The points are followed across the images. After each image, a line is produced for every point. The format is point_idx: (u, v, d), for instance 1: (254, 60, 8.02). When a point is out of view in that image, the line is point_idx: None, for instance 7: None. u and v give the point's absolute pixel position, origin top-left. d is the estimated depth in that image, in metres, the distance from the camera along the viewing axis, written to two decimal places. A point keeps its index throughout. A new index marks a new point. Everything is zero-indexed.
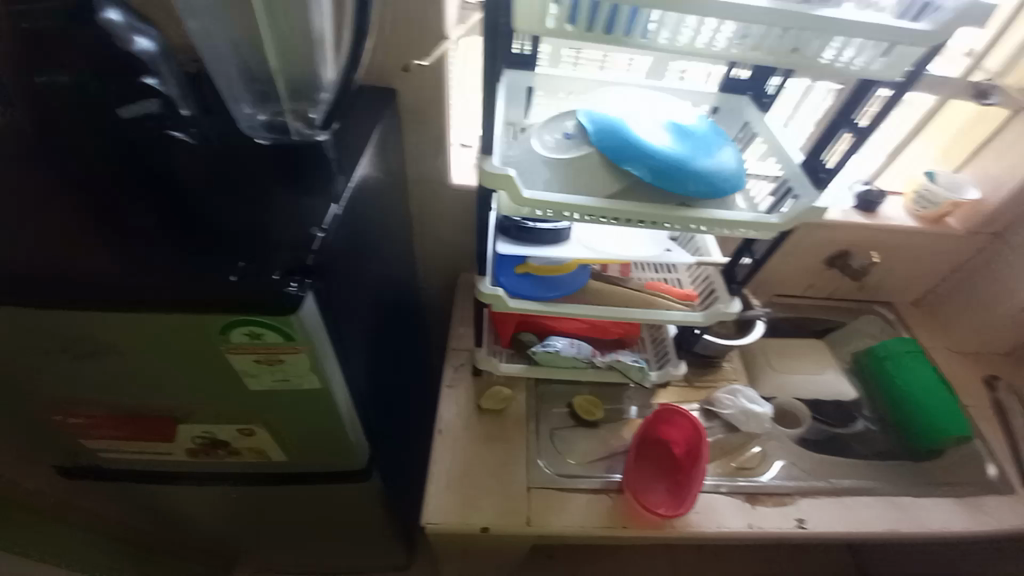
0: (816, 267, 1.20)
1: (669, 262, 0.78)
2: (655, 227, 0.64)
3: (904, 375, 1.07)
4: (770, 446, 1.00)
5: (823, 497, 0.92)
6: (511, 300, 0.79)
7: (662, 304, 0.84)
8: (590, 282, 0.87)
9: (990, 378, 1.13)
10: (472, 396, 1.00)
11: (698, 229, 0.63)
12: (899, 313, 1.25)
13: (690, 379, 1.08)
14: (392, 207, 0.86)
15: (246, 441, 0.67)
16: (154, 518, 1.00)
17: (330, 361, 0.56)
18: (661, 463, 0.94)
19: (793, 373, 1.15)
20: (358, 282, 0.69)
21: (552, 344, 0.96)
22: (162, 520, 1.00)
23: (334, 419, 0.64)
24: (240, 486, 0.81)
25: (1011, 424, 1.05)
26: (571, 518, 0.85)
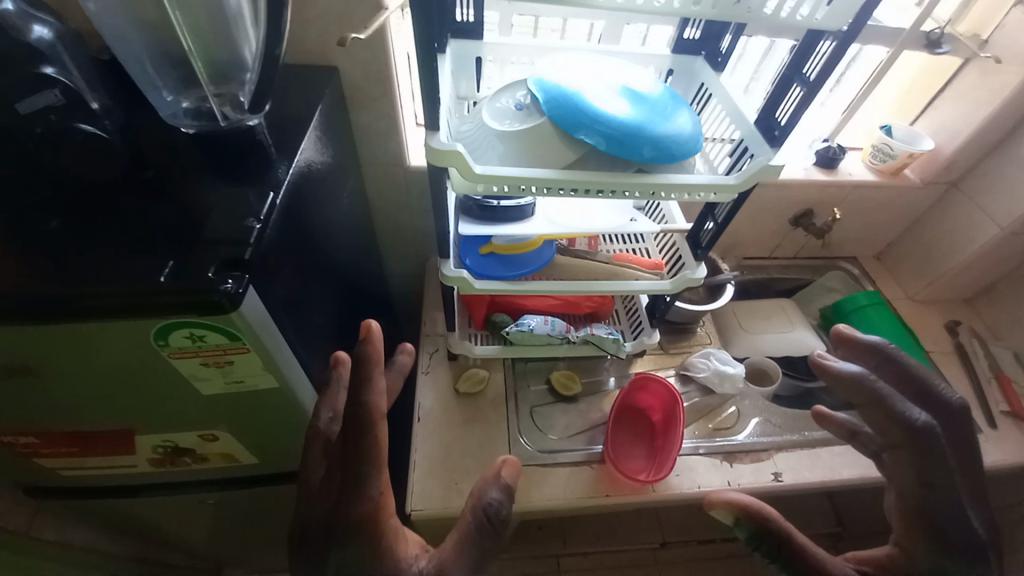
0: (781, 228, 1.21)
1: (633, 231, 0.77)
2: (616, 195, 0.63)
3: (867, 325, 1.10)
4: (746, 405, 1.02)
5: (796, 450, 0.95)
6: (476, 281, 0.77)
7: (630, 274, 0.84)
8: (557, 257, 0.85)
9: (952, 324, 1.17)
10: (449, 381, 0.99)
11: (657, 195, 0.62)
12: (863, 267, 1.29)
13: (665, 347, 1.10)
14: (346, 193, 0.83)
15: (213, 446, 0.65)
16: (135, 531, 0.98)
17: (285, 356, 0.54)
18: (639, 430, 0.97)
19: (763, 332, 1.14)
20: (314, 273, 0.67)
21: (525, 323, 0.95)
22: (144, 532, 0.99)
23: (302, 416, 0.62)
24: (217, 492, 0.80)
25: (969, 365, 1.09)
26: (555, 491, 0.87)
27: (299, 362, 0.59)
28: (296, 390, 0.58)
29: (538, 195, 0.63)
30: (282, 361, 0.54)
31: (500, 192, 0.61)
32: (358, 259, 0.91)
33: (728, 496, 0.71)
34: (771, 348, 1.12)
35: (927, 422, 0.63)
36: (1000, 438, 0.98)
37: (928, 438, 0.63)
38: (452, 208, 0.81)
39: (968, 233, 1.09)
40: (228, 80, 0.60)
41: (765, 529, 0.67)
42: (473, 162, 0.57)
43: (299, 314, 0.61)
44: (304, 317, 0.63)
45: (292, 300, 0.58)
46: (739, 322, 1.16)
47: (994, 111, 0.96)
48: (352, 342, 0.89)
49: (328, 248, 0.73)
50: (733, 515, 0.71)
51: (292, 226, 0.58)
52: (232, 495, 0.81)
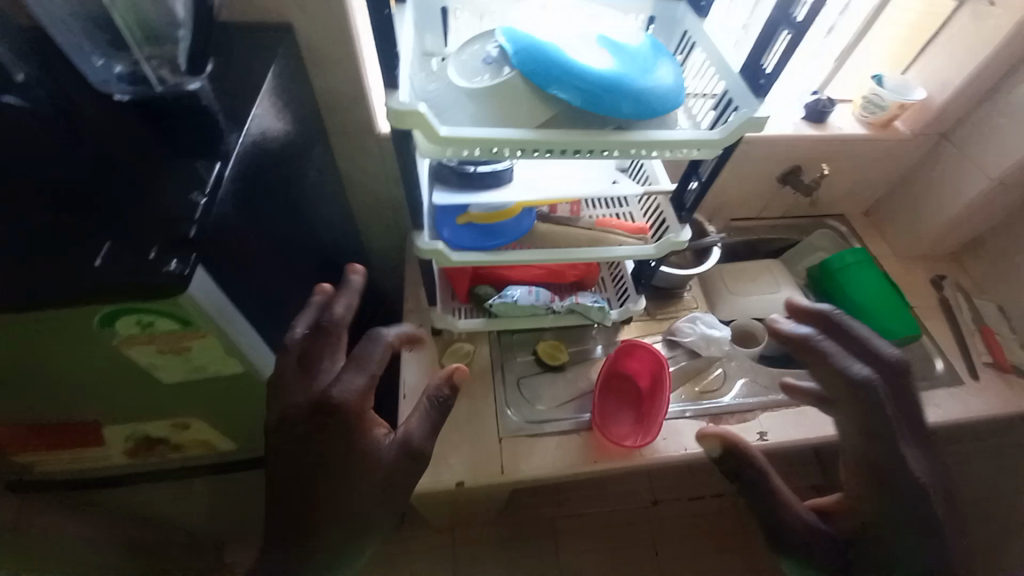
0: (768, 188, 1.19)
1: (616, 193, 0.75)
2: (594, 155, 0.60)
3: (853, 283, 1.09)
4: (732, 367, 1.02)
5: (782, 408, 0.96)
6: (453, 253, 0.73)
7: (613, 240, 0.81)
8: (538, 226, 0.82)
9: (937, 278, 1.17)
10: (434, 356, 0.97)
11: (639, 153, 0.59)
12: (851, 225, 1.27)
13: (652, 313, 1.09)
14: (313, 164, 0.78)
15: (187, 434, 0.63)
16: (126, 518, 0.98)
17: (250, 338, 0.51)
18: (628, 396, 0.96)
19: (750, 294, 1.13)
20: (283, 250, 0.64)
21: (510, 295, 0.92)
22: (135, 519, 0.98)
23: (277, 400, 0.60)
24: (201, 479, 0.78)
25: (953, 319, 1.10)
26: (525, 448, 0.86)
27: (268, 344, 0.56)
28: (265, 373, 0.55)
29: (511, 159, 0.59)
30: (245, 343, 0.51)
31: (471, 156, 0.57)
32: (332, 235, 0.87)
33: (718, 430, 0.77)
34: (756, 310, 1.12)
35: (865, 376, 0.71)
36: (982, 388, 0.99)
37: (864, 390, 0.70)
38: (424, 178, 0.77)
39: (956, 185, 1.07)
40: (164, 42, 0.54)
41: (750, 465, 0.73)
42: (439, 125, 0.52)
43: (267, 295, 0.57)
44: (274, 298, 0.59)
45: (257, 279, 0.55)
46: (726, 285, 1.15)
47: (988, 57, 0.92)
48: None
49: (297, 223, 0.69)
50: (721, 449, 0.76)
51: (250, 200, 0.54)
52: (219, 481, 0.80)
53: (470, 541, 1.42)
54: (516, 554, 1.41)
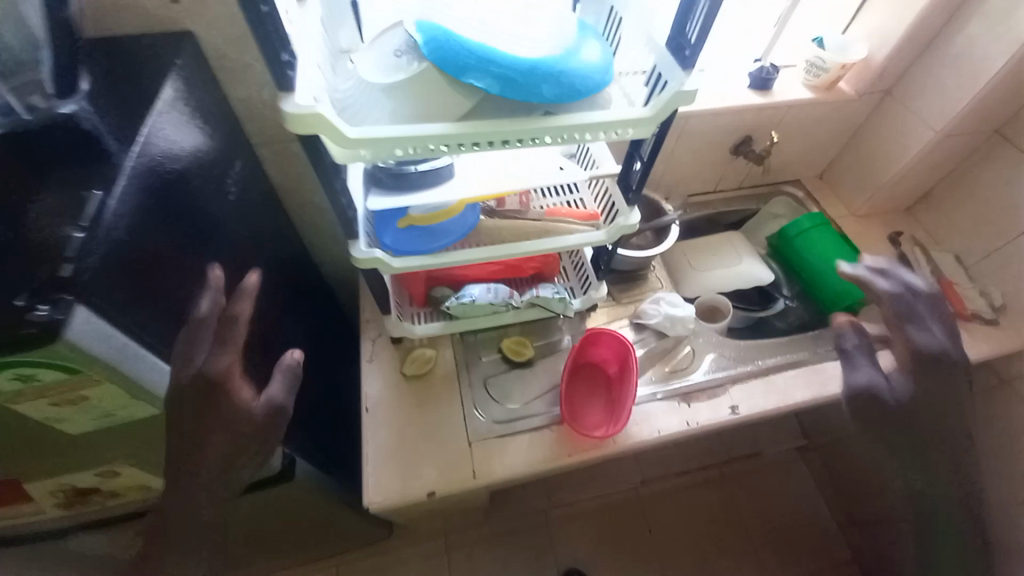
0: (721, 160, 1.18)
1: (559, 181, 0.72)
2: (524, 144, 0.57)
3: (813, 247, 1.10)
4: (699, 344, 1.01)
5: (752, 379, 0.96)
6: (394, 259, 0.70)
7: (564, 229, 0.78)
8: (484, 222, 0.79)
9: (895, 235, 1.17)
10: (396, 365, 0.94)
11: (568, 138, 0.56)
12: (807, 189, 1.27)
13: (617, 297, 1.07)
14: (239, 178, 0.74)
15: (120, 482, 0.59)
16: None
17: (160, 376, 0.48)
18: (597, 384, 0.94)
19: (713, 268, 1.13)
20: (202, 276, 0.59)
21: (466, 295, 0.89)
22: None
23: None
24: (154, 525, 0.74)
25: (911, 273, 1.11)
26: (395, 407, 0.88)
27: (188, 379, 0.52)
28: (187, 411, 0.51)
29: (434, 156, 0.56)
30: (154, 384, 0.47)
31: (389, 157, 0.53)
32: (270, 252, 0.82)
33: None
34: (720, 284, 1.11)
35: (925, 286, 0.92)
36: None
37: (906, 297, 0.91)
38: (358, 183, 0.73)
39: (903, 141, 1.07)
40: (24, 68, 0.49)
41: None
42: (346, 127, 0.49)
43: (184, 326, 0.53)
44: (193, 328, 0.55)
45: (166, 311, 0.50)
46: (688, 262, 1.14)
47: (923, 9, 0.92)
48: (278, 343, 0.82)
49: (219, 246, 0.65)
50: None
51: (147, 227, 0.49)
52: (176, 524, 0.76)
53: (463, 543, 1.41)
54: (510, 550, 1.40)
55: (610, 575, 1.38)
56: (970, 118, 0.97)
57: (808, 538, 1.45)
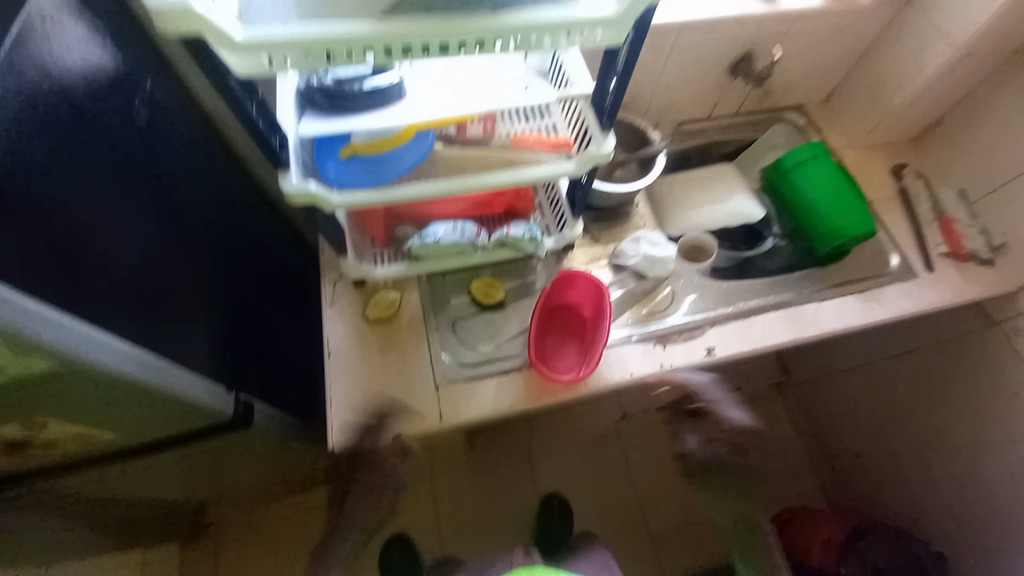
0: (716, 82, 1.06)
1: (520, 102, 0.63)
2: (451, 51, 0.51)
3: (809, 181, 1.02)
4: (680, 285, 0.97)
5: (731, 320, 0.92)
6: (334, 195, 0.63)
7: (529, 160, 0.70)
8: (439, 151, 0.71)
9: (898, 167, 1.09)
10: (358, 308, 0.89)
11: (499, 44, 0.50)
12: (810, 116, 1.16)
13: (595, 236, 1.00)
14: (156, 100, 0.65)
15: (50, 433, 0.56)
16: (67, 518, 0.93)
17: (49, 322, 0.44)
18: (570, 327, 0.90)
19: (700, 204, 1.05)
20: (103, 214, 0.53)
21: (430, 234, 0.82)
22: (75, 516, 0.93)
23: (128, 383, 0.54)
24: (115, 470, 0.73)
25: (910, 210, 1.04)
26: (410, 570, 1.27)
27: (83, 321, 0.49)
28: (88, 356, 0.49)
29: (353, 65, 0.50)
30: (43, 331, 0.44)
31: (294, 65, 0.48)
32: (206, 188, 0.74)
33: None
34: (705, 222, 1.05)
35: None
36: (935, 280, 0.96)
37: None
38: (292, 106, 0.64)
39: (919, 58, 0.95)
40: None
41: None
42: (235, 29, 0.43)
43: (77, 273, 0.48)
44: (91, 272, 0.50)
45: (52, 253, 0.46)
46: (675, 197, 1.06)
47: None
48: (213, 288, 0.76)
49: (126, 178, 0.58)
50: None
51: (14, 162, 0.43)
52: (139, 468, 0.75)
53: (449, 476, 1.45)
54: (493, 482, 1.45)
55: (588, 503, 1.44)
56: (995, 31, 0.86)
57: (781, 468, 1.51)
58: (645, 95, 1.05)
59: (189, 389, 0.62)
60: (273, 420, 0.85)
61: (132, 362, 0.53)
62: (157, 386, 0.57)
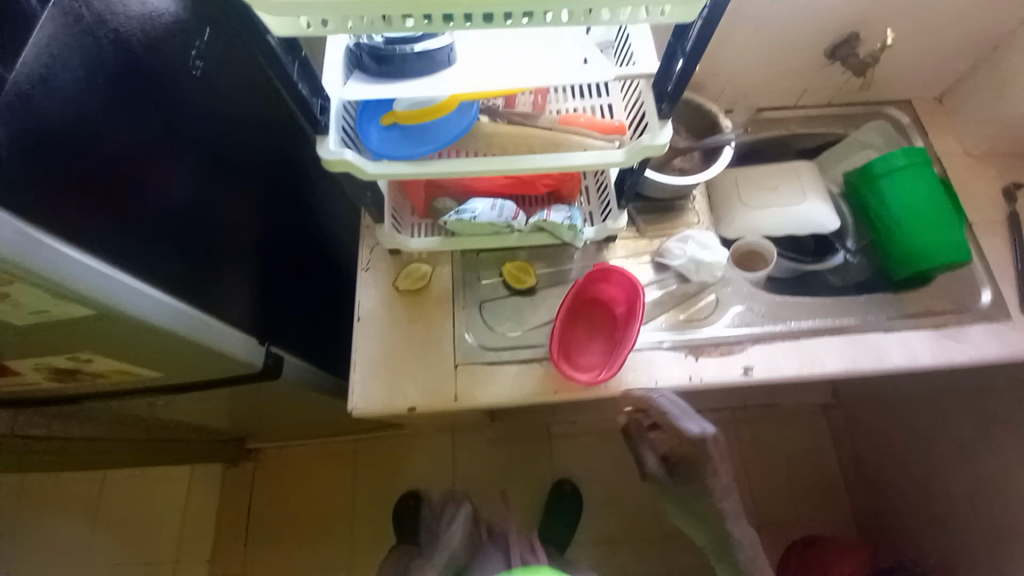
0: (806, 67, 0.94)
1: (575, 81, 0.58)
2: (494, 21, 0.47)
3: (898, 193, 0.89)
4: (726, 293, 0.89)
5: (778, 340, 0.84)
6: (369, 165, 0.61)
7: (577, 143, 0.65)
8: (484, 124, 0.67)
9: (1014, 186, 0.93)
10: (390, 277, 0.89)
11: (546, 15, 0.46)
12: (914, 114, 1.01)
13: (641, 229, 0.93)
14: (216, 54, 0.65)
15: (97, 365, 0.60)
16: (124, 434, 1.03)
17: (90, 275, 0.47)
18: (600, 322, 0.86)
19: (765, 205, 0.95)
20: (146, 169, 0.54)
21: (468, 211, 0.80)
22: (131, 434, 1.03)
23: (164, 335, 0.57)
24: (161, 401, 0.79)
25: (1020, 239, 0.89)
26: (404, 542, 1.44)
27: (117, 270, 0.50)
28: (129, 310, 0.51)
29: (393, 31, 0.47)
30: (85, 283, 0.47)
31: (332, 28, 0.46)
32: (254, 145, 0.75)
33: None
34: (768, 225, 0.95)
35: None
36: None
37: None
38: (338, 67, 0.61)
39: None
40: None
41: None
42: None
43: (113, 226, 0.50)
44: (128, 227, 0.52)
45: (92, 204, 0.48)
46: (738, 194, 0.96)
47: None
48: (255, 241, 0.78)
49: (173, 134, 0.58)
50: None
51: (56, 115, 0.44)
52: (181, 401, 0.81)
53: (468, 444, 1.48)
54: (509, 456, 1.47)
55: (600, 491, 1.44)
56: None
57: (811, 491, 1.43)
58: (721, 76, 0.95)
59: (221, 344, 0.65)
60: (304, 373, 0.89)
61: (170, 315, 0.56)
62: (192, 339, 0.60)
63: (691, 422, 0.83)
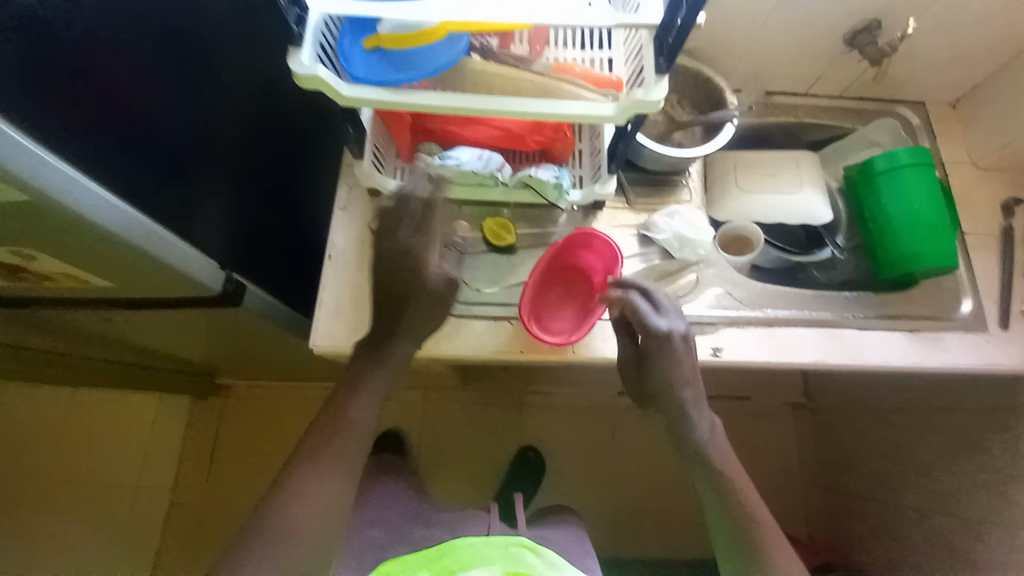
0: (824, 52, 0.90)
1: (577, 21, 0.55)
2: None
3: (896, 193, 0.87)
4: (707, 274, 0.87)
5: (751, 325, 0.83)
6: (344, 88, 0.57)
7: (569, 92, 0.61)
8: (474, 63, 0.63)
9: (1014, 200, 0.91)
10: (367, 218, 0.86)
11: None
12: (928, 115, 0.97)
13: (631, 200, 0.91)
14: None
15: (45, 266, 0.59)
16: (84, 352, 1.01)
17: (29, 160, 0.44)
18: (576, 288, 0.84)
19: (759, 190, 0.93)
20: (100, 61, 0.51)
21: (452, 158, 0.78)
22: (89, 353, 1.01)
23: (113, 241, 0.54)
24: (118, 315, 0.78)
25: (1010, 255, 0.87)
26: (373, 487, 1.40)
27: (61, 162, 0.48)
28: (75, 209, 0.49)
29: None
30: (24, 170, 0.44)
31: None
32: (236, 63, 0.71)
33: None
34: (760, 212, 0.93)
35: None
36: (1007, 340, 0.83)
37: None
38: None
39: None
40: None
41: None
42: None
43: (56, 116, 0.47)
44: (76, 123, 0.49)
45: (40, 87, 0.45)
46: (735, 176, 0.94)
47: None
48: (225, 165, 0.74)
49: (133, 26, 0.54)
50: None
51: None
52: (143, 321, 0.80)
53: (439, 402, 1.48)
54: (478, 418, 1.48)
55: (562, 461, 1.46)
56: None
57: (768, 483, 1.46)
58: (736, 50, 0.91)
59: (181, 263, 0.63)
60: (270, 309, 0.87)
61: (124, 222, 0.54)
62: (145, 250, 0.58)
63: (661, 320, 0.75)
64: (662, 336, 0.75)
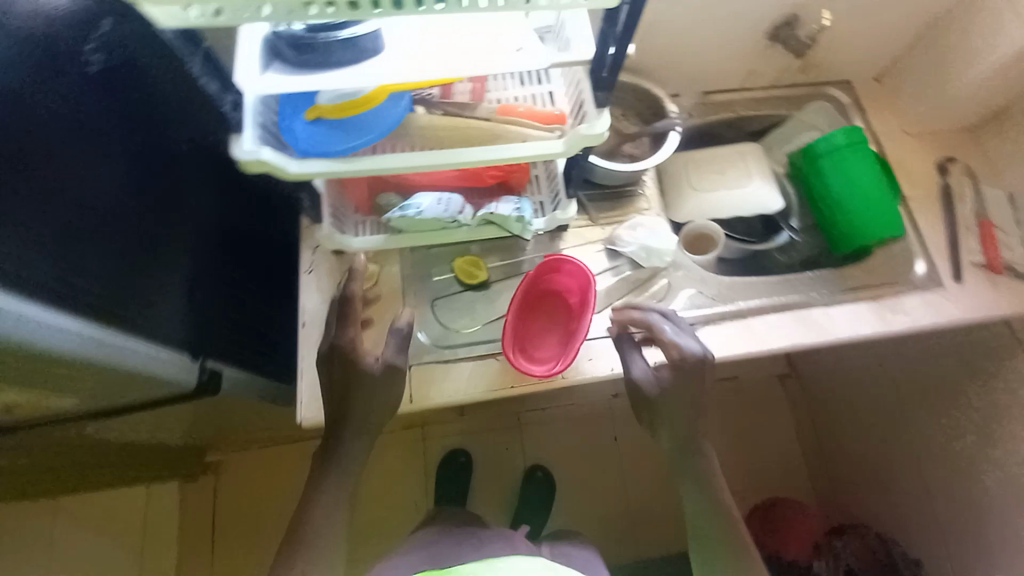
0: (751, 49, 0.94)
1: (513, 67, 0.56)
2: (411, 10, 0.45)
3: (838, 172, 0.91)
4: (677, 277, 0.90)
5: (727, 321, 0.86)
6: (292, 165, 0.57)
7: (516, 133, 0.63)
8: (419, 117, 0.63)
9: (945, 161, 0.96)
10: (335, 278, 0.85)
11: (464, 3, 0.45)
12: (855, 92, 1.03)
13: (593, 217, 0.93)
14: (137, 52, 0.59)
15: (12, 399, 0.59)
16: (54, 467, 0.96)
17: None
18: (555, 314, 0.85)
19: (713, 188, 0.96)
20: (52, 173, 0.51)
21: (412, 207, 0.77)
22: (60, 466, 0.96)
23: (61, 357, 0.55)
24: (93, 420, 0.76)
25: (950, 213, 0.93)
26: (375, 523, 1.40)
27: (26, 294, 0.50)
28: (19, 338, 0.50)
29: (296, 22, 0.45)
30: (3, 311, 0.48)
31: (228, 17, 0.43)
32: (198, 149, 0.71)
33: None
34: (718, 208, 0.96)
35: None
36: (963, 293, 0.87)
37: None
38: (254, 58, 0.55)
39: (992, 38, 0.83)
40: None
41: None
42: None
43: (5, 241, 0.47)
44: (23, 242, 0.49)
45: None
46: (688, 178, 0.97)
47: None
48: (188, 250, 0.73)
49: (82, 133, 0.54)
50: None
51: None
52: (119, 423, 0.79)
53: (437, 439, 1.46)
54: (481, 448, 1.46)
55: (569, 476, 1.45)
56: None
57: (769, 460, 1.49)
58: (670, 58, 0.94)
59: (150, 364, 0.66)
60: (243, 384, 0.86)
61: (91, 340, 0.57)
62: (94, 358, 0.59)
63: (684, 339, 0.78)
64: (686, 357, 0.76)
